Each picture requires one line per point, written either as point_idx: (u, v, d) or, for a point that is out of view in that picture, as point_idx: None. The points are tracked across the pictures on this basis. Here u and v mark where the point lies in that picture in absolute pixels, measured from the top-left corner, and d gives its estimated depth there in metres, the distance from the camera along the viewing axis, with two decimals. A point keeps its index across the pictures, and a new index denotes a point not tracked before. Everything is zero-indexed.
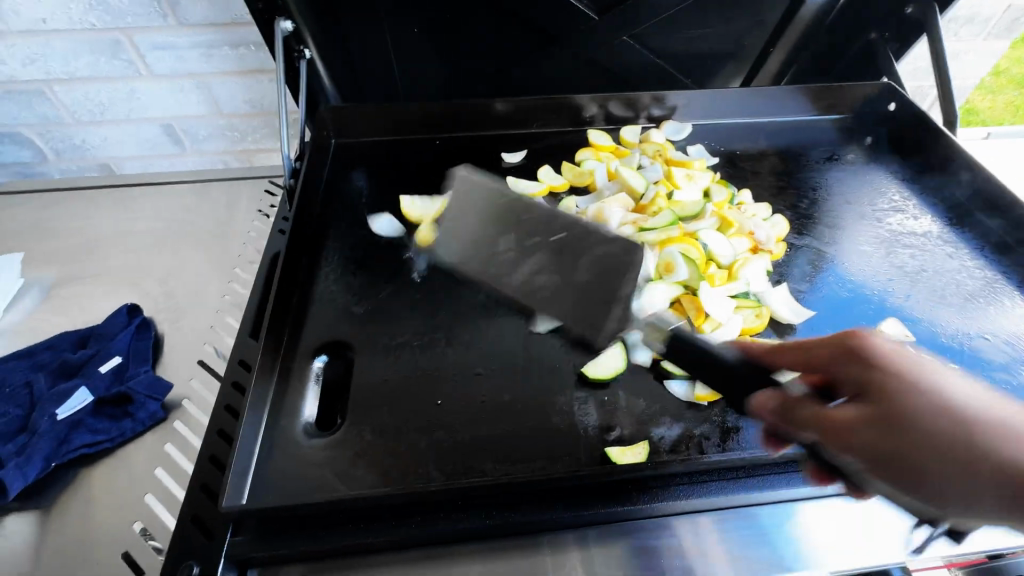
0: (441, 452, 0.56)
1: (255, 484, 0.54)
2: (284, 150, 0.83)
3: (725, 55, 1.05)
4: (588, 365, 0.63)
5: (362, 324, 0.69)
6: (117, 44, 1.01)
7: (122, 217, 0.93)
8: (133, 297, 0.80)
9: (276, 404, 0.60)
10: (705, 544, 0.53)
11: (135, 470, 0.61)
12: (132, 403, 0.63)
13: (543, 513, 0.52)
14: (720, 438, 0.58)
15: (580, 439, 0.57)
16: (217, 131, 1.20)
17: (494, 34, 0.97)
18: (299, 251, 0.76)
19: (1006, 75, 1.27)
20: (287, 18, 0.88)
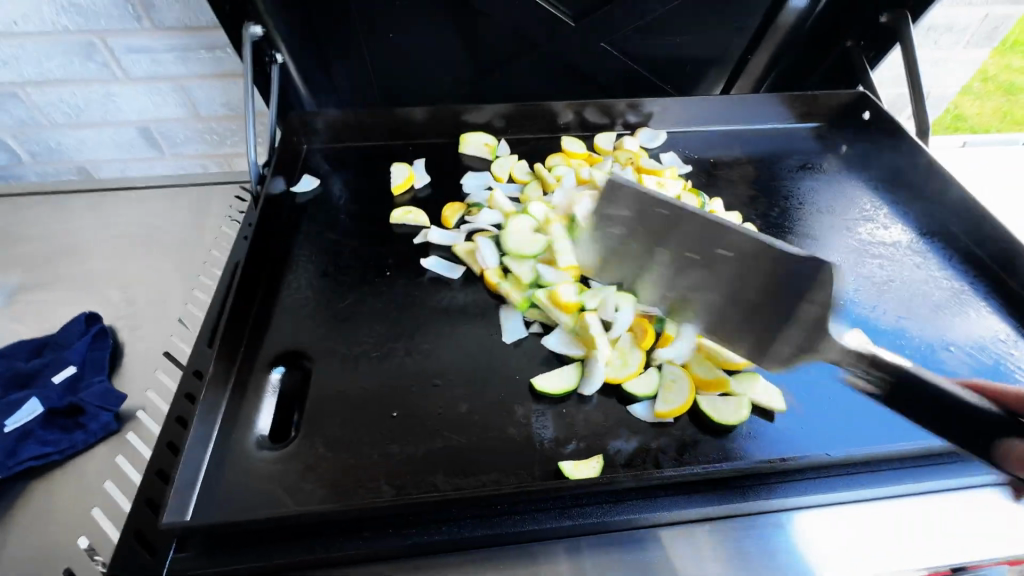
0: (394, 466, 0.55)
1: (203, 498, 0.53)
2: (252, 156, 0.83)
3: (703, 63, 1.05)
4: (539, 379, 0.62)
5: (323, 334, 0.68)
6: (90, 47, 1.01)
7: (90, 222, 0.92)
8: (96, 304, 0.79)
9: (229, 415, 0.59)
10: (652, 552, 0.54)
11: (85, 482, 0.60)
12: (84, 414, 0.62)
13: (494, 528, 0.52)
14: (676, 451, 0.57)
15: (536, 452, 0.57)
16: (194, 135, 1.19)
17: (470, 39, 0.97)
18: (262, 259, 0.75)
19: (993, 81, 1.27)
20: (258, 22, 0.87)
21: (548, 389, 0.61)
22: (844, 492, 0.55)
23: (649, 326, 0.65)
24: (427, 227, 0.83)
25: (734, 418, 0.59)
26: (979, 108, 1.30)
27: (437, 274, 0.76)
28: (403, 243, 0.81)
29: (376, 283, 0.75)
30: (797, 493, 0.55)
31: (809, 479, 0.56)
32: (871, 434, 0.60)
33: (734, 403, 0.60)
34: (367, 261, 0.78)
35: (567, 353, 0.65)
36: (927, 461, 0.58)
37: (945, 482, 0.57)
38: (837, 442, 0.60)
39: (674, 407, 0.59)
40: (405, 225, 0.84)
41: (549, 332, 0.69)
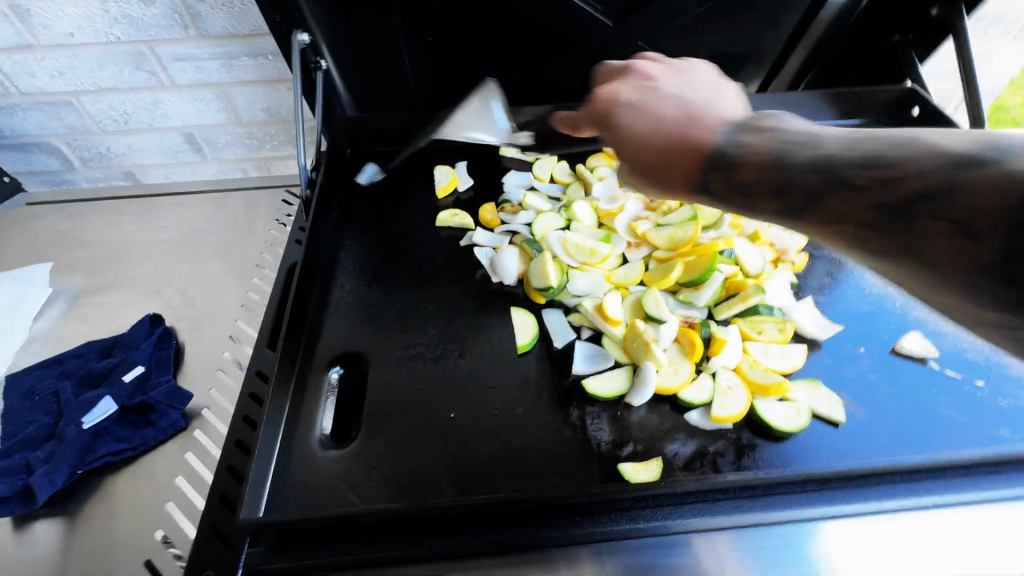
0: (453, 466, 0.56)
1: (272, 494, 0.55)
2: (301, 161, 0.85)
3: (742, 60, 1.04)
4: (590, 381, 0.62)
5: (376, 335, 0.70)
6: (140, 56, 1.04)
7: (145, 226, 0.95)
8: (155, 306, 0.82)
9: (292, 415, 0.61)
10: (727, 562, 0.52)
11: (157, 477, 0.62)
12: (153, 412, 0.65)
13: (554, 529, 0.53)
14: (734, 455, 0.57)
15: (593, 454, 0.57)
16: (236, 139, 1.23)
17: (508, 41, 0.97)
18: (315, 261, 0.77)
19: None
20: (303, 30, 0.89)
21: (599, 392, 0.61)
22: (910, 498, 0.55)
23: (695, 338, 0.63)
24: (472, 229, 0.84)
25: (793, 426, 0.58)
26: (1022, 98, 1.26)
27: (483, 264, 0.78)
28: (449, 245, 0.82)
29: (425, 286, 0.76)
30: (860, 500, 0.54)
31: (871, 486, 0.55)
32: (933, 441, 0.59)
33: (793, 410, 0.59)
34: (416, 263, 0.80)
35: (615, 358, 0.65)
36: (995, 468, 0.57)
37: (1014, 490, 0.56)
38: (902, 448, 0.59)
39: (731, 413, 0.58)
40: (451, 227, 0.85)
41: (596, 339, 0.68)
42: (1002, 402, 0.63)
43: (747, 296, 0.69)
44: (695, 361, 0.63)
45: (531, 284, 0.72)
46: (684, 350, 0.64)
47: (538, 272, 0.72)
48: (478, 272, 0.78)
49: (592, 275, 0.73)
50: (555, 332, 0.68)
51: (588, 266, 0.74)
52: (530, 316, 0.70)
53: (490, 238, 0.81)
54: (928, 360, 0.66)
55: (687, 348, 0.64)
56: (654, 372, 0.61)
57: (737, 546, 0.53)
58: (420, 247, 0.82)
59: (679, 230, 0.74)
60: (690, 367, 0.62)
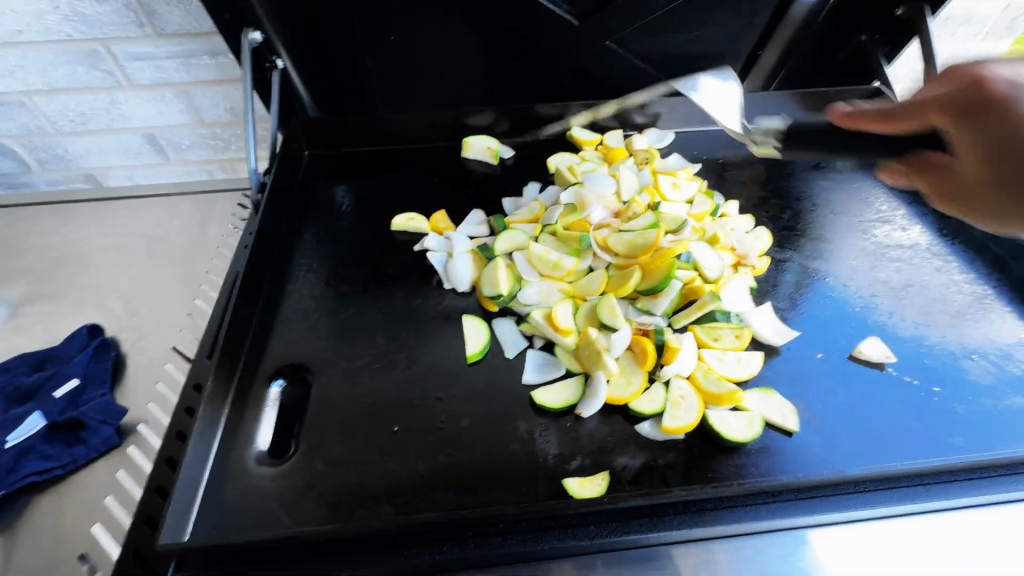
0: (393, 484, 0.54)
1: (202, 514, 0.52)
2: (252, 163, 0.82)
3: (711, 60, 1.02)
4: (540, 392, 0.60)
5: (323, 345, 0.68)
6: (94, 54, 1.00)
7: (94, 231, 0.92)
8: (99, 315, 0.79)
9: (229, 430, 0.58)
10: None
11: (86, 498, 0.59)
12: (84, 428, 0.62)
13: (496, 548, 0.50)
14: (684, 467, 0.55)
15: (539, 469, 0.55)
16: (199, 140, 1.19)
17: (471, 40, 0.95)
18: (262, 268, 0.74)
19: None
20: (257, 28, 0.86)
21: (548, 403, 0.59)
22: (863, 510, 0.53)
23: (647, 346, 0.61)
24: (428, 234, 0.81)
25: (744, 436, 0.56)
26: None
27: (437, 270, 0.76)
28: (405, 250, 0.80)
29: (377, 293, 0.74)
30: (810, 511, 0.53)
31: (823, 498, 0.54)
32: (887, 449, 0.58)
33: (745, 420, 0.58)
34: (368, 269, 0.77)
35: (567, 368, 0.63)
36: (948, 477, 0.56)
37: (966, 499, 0.55)
38: (856, 458, 0.57)
39: (682, 423, 0.56)
40: (407, 231, 0.82)
41: (549, 348, 0.66)
42: (958, 409, 0.62)
43: (703, 303, 0.67)
44: (647, 370, 0.61)
45: (483, 291, 0.70)
46: (637, 358, 0.62)
47: (489, 281, 0.70)
48: (432, 279, 0.75)
49: (546, 283, 0.70)
50: (508, 341, 0.66)
51: (543, 274, 0.71)
52: (482, 324, 0.68)
53: (446, 242, 0.79)
54: (885, 366, 0.65)
55: (640, 357, 0.62)
56: (605, 382, 0.59)
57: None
58: (375, 253, 0.80)
59: (639, 237, 0.71)
60: (642, 376, 0.60)
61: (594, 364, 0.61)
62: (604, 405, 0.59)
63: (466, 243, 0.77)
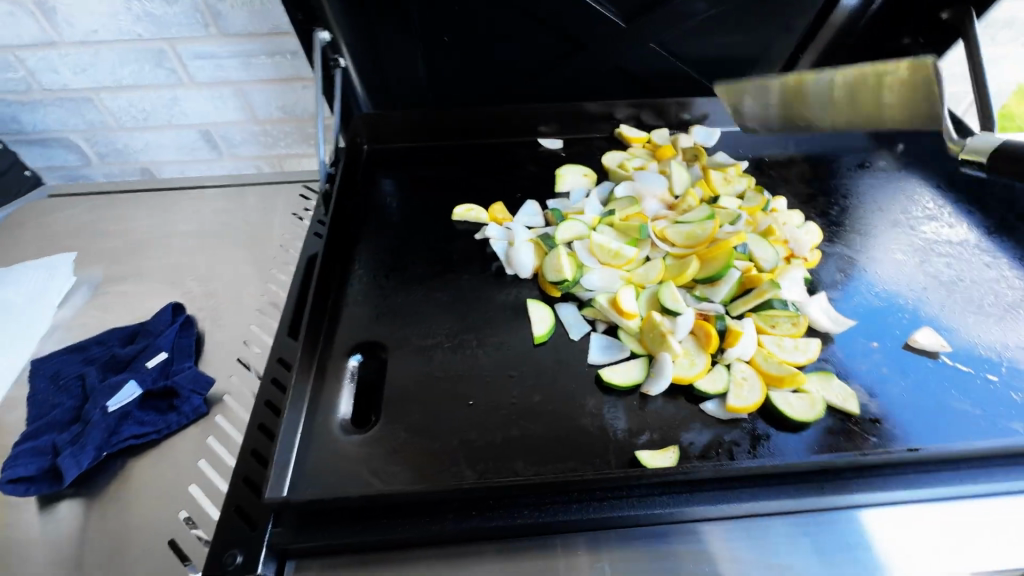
0: (471, 451, 0.57)
1: (295, 477, 0.56)
2: (320, 155, 0.86)
3: (754, 61, 1.05)
4: (605, 370, 0.63)
5: (394, 325, 0.71)
6: (160, 53, 1.06)
7: (164, 218, 0.97)
8: (175, 295, 0.83)
9: (313, 400, 0.62)
10: (748, 545, 0.55)
11: (179, 461, 0.63)
12: (177, 397, 0.66)
13: (574, 514, 0.53)
14: (749, 444, 0.58)
15: (610, 442, 0.58)
16: (252, 137, 1.25)
17: (522, 40, 0.99)
18: (333, 255, 0.78)
19: None
20: (325, 28, 0.92)
21: (615, 381, 0.62)
22: (928, 488, 0.55)
23: (711, 329, 0.64)
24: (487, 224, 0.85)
25: (807, 416, 0.58)
26: None
27: (498, 257, 0.79)
28: (464, 239, 0.83)
29: (442, 279, 0.77)
30: (876, 490, 0.55)
31: (887, 477, 0.56)
32: (947, 434, 0.60)
33: (807, 401, 0.60)
34: (432, 256, 0.81)
35: (631, 349, 0.66)
36: (1011, 461, 0.57)
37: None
38: (917, 440, 0.59)
39: (745, 402, 0.59)
40: (466, 221, 0.86)
41: (611, 332, 0.69)
42: (1015, 397, 0.63)
43: (763, 292, 0.69)
44: (710, 353, 0.64)
45: (545, 277, 0.73)
46: (700, 341, 0.65)
47: (551, 269, 0.73)
48: (491, 266, 0.79)
49: (607, 271, 0.73)
50: (572, 323, 0.69)
51: (603, 262, 0.74)
52: (546, 308, 0.71)
53: (506, 230, 0.82)
54: (940, 355, 0.67)
55: (703, 340, 0.65)
56: (670, 363, 0.62)
57: (759, 533, 0.55)
58: (437, 242, 0.83)
59: (697, 228, 0.75)
60: (705, 358, 0.63)
61: (660, 344, 0.64)
62: (667, 389, 0.62)
63: (526, 232, 0.81)
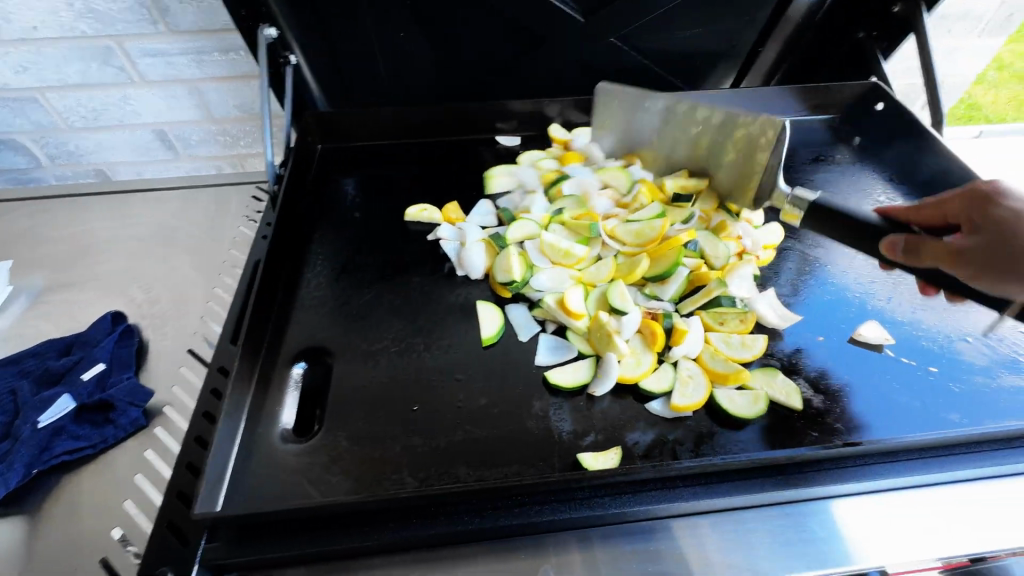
0: (415, 458, 0.56)
1: (232, 490, 0.54)
2: (268, 155, 0.83)
3: (713, 56, 1.05)
4: (551, 371, 0.63)
5: (341, 330, 0.70)
6: (108, 51, 1.02)
7: (111, 223, 0.94)
8: (119, 303, 0.81)
9: (254, 409, 0.61)
10: (695, 544, 0.54)
11: (115, 475, 0.61)
12: (113, 410, 0.64)
13: (515, 519, 0.52)
14: (693, 442, 0.58)
15: (555, 444, 0.57)
16: (210, 136, 1.21)
17: (479, 35, 0.97)
18: (280, 258, 0.76)
19: (1007, 70, 1.23)
20: (272, 24, 0.89)
21: (561, 382, 0.62)
22: (867, 482, 0.56)
23: (657, 327, 0.64)
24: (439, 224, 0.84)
25: (749, 412, 0.59)
26: (993, 96, 1.28)
27: (450, 259, 0.78)
28: (417, 240, 0.82)
29: (393, 281, 0.76)
30: (814, 483, 0.55)
31: (826, 470, 0.56)
32: (887, 426, 0.61)
33: (749, 397, 0.60)
34: (384, 257, 0.80)
35: (578, 349, 0.65)
36: (945, 452, 0.58)
37: (961, 471, 0.57)
38: (858, 433, 0.60)
39: (690, 400, 0.59)
40: (421, 221, 0.85)
41: (559, 333, 0.68)
42: (953, 387, 0.64)
43: (711, 292, 0.70)
44: (657, 351, 0.64)
45: (496, 278, 0.72)
46: (647, 339, 0.65)
47: (501, 270, 0.72)
48: (443, 267, 0.78)
49: (556, 271, 0.73)
50: (520, 325, 0.69)
51: (554, 262, 0.74)
52: (496, 308, 0.70)
53: (457, 230, 0.81)
54: (884, 348, 0.68)
55: (649, 339, 0.65)
56: (616, 362, 0.62)
57: (705, 532, 0.54)
58: (391, 242, 0.82)
59: (645, 227, 0.75)
60: (651, 357, 0.63)
61: (607, 343, 0.64)
62: (610, 390, 0.61)
63: (476, 234, 0.80)
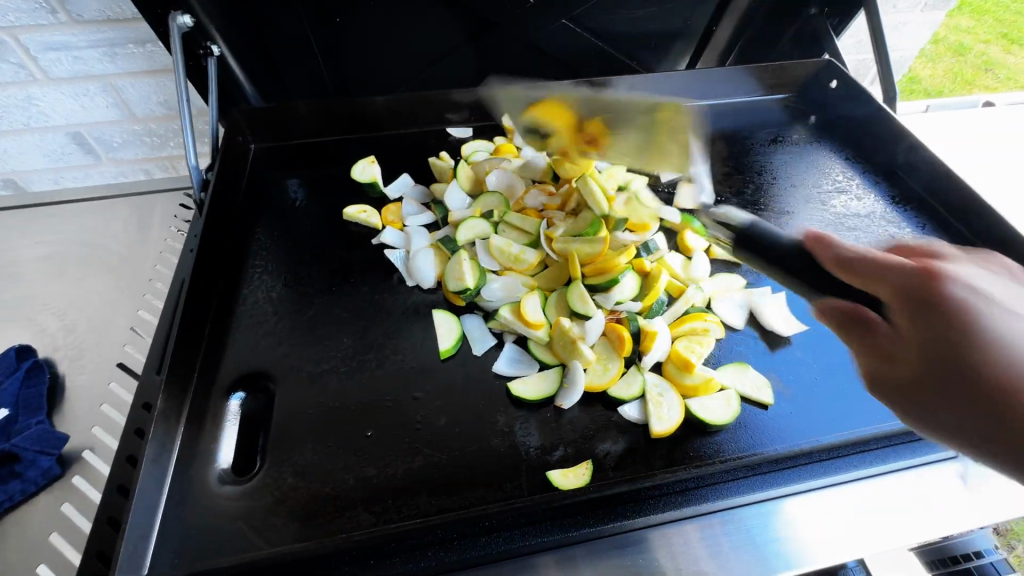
0: (369, 490, 0.52)
1: (161, 542, 0.48)
2: (191, 159, 0.74)
3: (670, 36, 1.01)
4: (514, 381, 0.59)
5: (283, 351, 0.63)
6: (1, 46, 0.89)
7: (16, 242, 0.83)
8: (29, 334, 0.71)
9: (186, 449, 0.54)
10: (675, 560, 0.49)
11: (28, 535, 0.54)
12: (19, 462, 0.56)
13: (482, 548, 0.47)
14: (666, 449, 0.55)
15: (521, 461, 0.54)
16: (133, 137, 1.09)
17: (423, 21, 0.90)
18: (211, 274, 0.68)
19: (943, 43, 1.27)
20: (185, 11, 0.78)
21: (525, 394, 0.58)
22: (843, 473, 0.53)
23: (624, 333, 0.61)
24: (379, 227, 0.77)
25: (723, 417, 0.56)
26: (930, 69, 1.30)
27: (397, 268, 0.72)
28: (365, 244, 0.76)
29: (338, 292, 0.70)
30: (787, 479, 0.52)
31: (800, 467, 0.53)
32: (858, 416, 0.60)
33: (723, 401, 0.58)
34: (331, 264, 0.73)
35: (541, 358, 0.62)
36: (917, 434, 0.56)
37: (934, 453, 0.55)
38: (829, 424, 0.59)
39: (665, 419, 0.55)
40: (358, 223, 0.78)
41: (520, 342, 0.64)
42: None
43: (687, 298, 0.68)
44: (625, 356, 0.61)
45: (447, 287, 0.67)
46: (614, 345, 0.62)
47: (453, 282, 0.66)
48: (393, 276, 0.72)
49: (508, 280, 0.68)
50: (477, 336, 0.64)
51: (504, 267, 0.70)
52: (453, 318, 0.65)
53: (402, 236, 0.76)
54: None
55: (616, 346, 0.61)
56: (582, 370, 0.59)
57: (683, 543, 0.49)
58: (337, 249, 0.75)
59: (587, 244, 0.68)
60: (619, 362, 0.60)
61: (569, 354, 0.60)
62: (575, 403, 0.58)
63: (423, 237, 0.74)
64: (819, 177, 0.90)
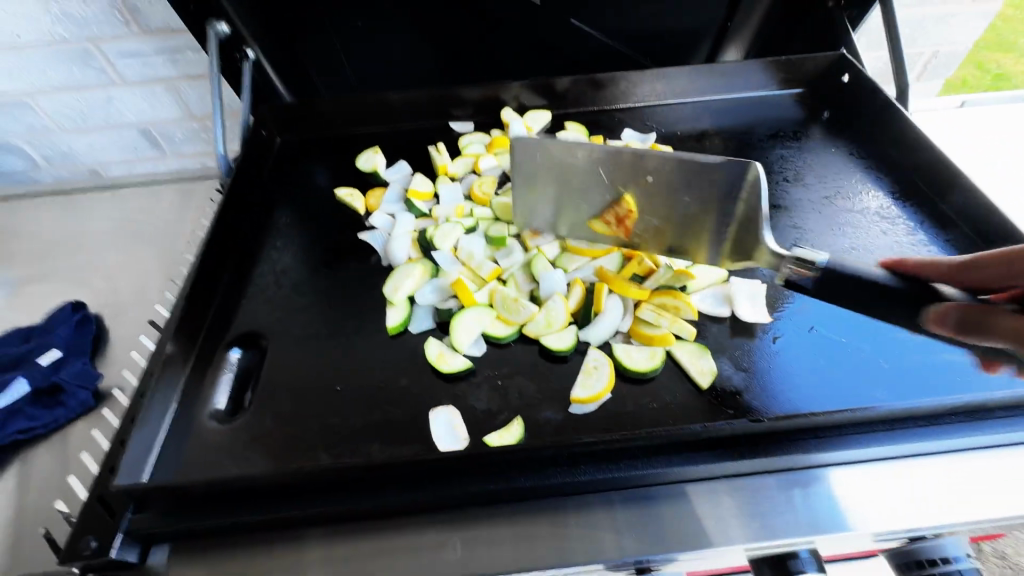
0: (331, 436, 0.59)
1: (159, 462, 0.58)
2: (220, 148, 0.85)
3: (680, 33, 1.02)
4: (442, 359, 0.64)
5: (277, 315, 0.72)
6: (87, 54, 1.05)
7: (85, 218, 0.97)
8: (86, 294, 0.85)
9: (189, 391, 0.64)
10: (595, 522, 0.54)
11: (65, 453, 0.66)
12: (63, 392, 0.68)
13: (416, 492, 0.53)
14: (604, 421, 0.58)
15: (466, 421, 0.59)
16: (191, 134, 1.23)
17: (435, 25, 0.98)
18: (227, 248, 0.78)
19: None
20: (222, 19, 0.90)
21: (454, 367, 0.63)
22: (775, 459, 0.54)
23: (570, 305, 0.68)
24: (359, 211, 0.85)
25: (645, 367, 0.62)
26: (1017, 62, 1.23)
27: (377, 250, 0.79)
28: (362, 226, 0.84)
29: (333, 267, 0.78)
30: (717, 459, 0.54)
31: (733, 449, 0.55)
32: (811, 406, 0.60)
33: (647, 353, 0.64)
34: (330, 243, 0.81)
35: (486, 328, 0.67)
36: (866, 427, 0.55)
37: (877, 449, 0.54)
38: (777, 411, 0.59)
39: (592, 390, 0.59)
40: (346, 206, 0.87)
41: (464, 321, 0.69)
42: (884, 364, 0.63)
43: (656, 275, 0.71)
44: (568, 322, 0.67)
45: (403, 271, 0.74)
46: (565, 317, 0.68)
47: (412, 269, 0.74)
48: (374, 256, 0.79)
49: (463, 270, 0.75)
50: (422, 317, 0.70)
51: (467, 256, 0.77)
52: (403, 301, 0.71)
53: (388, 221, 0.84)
54: (814, 325, 0.67)
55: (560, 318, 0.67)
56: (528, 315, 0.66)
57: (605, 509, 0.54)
58: (338, 229, 0.84)
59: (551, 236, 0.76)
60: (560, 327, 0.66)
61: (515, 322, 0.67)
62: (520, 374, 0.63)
63: (407, 224, 0.82)
64: (820, 172, 0.89)
